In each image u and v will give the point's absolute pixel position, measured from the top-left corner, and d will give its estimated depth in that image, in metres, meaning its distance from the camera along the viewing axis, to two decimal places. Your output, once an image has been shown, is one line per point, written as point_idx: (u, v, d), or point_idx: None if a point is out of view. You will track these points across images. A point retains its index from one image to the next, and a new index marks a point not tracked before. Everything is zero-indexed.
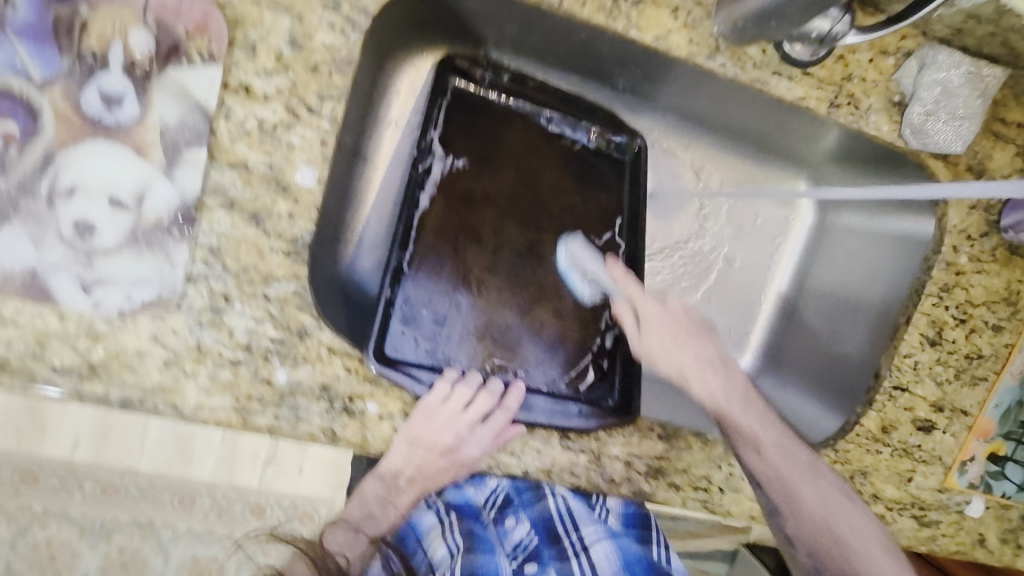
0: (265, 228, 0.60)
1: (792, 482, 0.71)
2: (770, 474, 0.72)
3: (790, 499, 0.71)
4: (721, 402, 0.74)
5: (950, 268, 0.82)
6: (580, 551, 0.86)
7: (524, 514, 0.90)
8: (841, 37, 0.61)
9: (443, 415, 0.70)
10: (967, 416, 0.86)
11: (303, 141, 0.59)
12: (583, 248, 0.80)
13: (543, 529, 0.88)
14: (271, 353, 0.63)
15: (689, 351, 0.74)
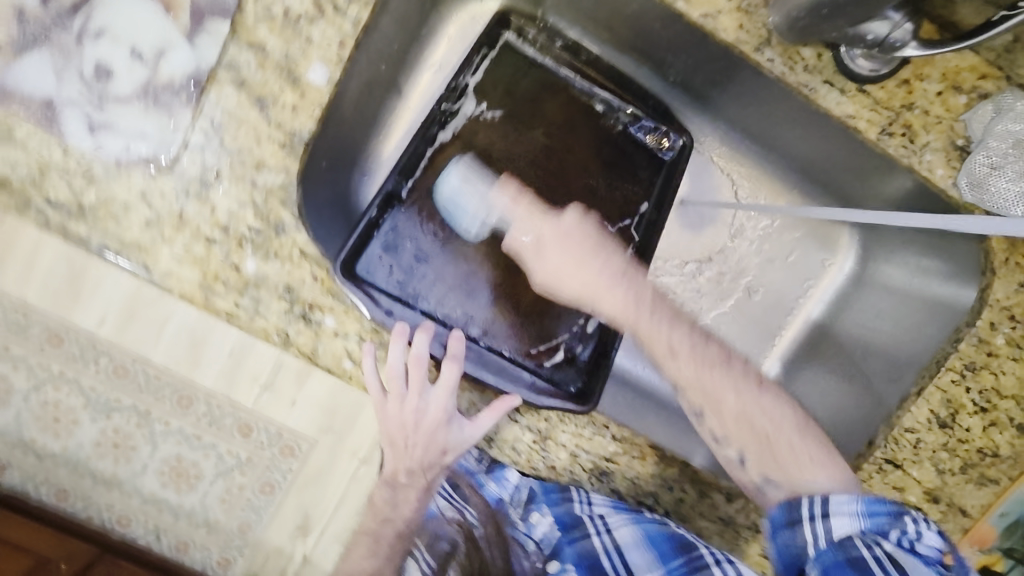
0: (268, 114, 0.61)
1: (746, 415, 0.65)
2: (730, 428, 0.65)
3: (707, 399, 0.65)
4: (631, 314, 0.64)
5: (982, 346, 0.73)
6: (604, 530, 0.82)
7: (548, 508, 0.85)
8: (898, 45, 0.57)
9: (393, 402, 0.67)
10: (964, 517, 0.77)
11: (323, 38, 0.59)
12: (471, 171, 0.75)
13: (565, 521, 0.84)
14: (246, 240, 0.64)
15: (594, 266, 0.65)
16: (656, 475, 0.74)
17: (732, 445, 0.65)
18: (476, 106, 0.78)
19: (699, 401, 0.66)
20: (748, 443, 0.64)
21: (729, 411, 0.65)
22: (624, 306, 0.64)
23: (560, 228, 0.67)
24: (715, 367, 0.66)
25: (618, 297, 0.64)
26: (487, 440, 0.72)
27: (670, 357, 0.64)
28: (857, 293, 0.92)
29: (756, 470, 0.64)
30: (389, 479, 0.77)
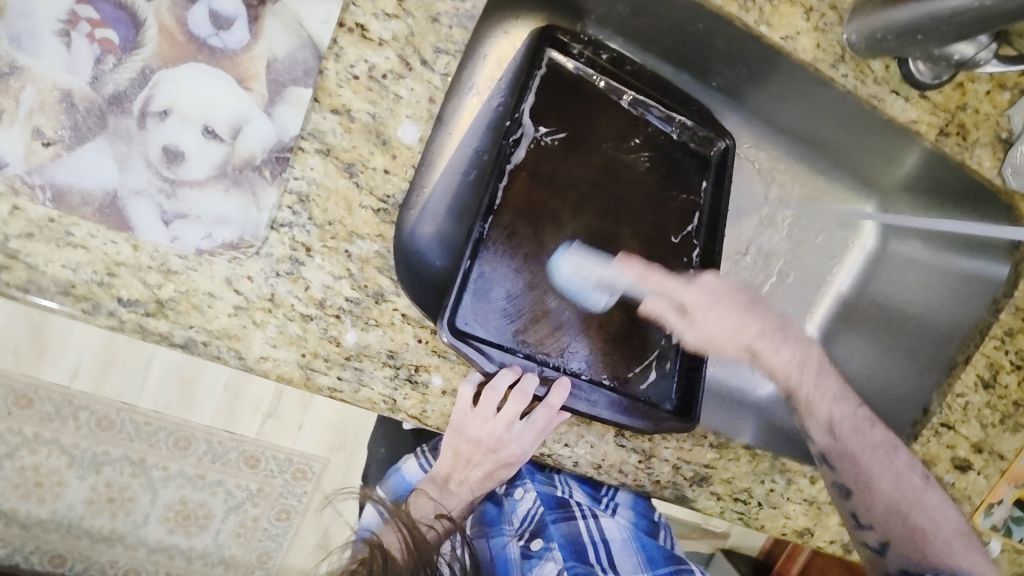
0: (358, 180, 0.57)
1: (902, 508, 0.72)
2: (874, 511, 0.73)
3: (861, 482, 0.73)
4: (793, 373, 0.76)
5: (1018, 313, 0.81)
6: (588, 516, 0.80)
7: (532, 485, 0.82)
8: (981, 63, 0.66)
9: (476, 420, 0.67)
10: (1002, 460, 0.84)
11: (411, 95, 0.57)
12: (589, 257, 0.76)
13: (551, 500, 0.81)
14: (344, 313, 0.60)
15: (730, 318, 0.74)
16: (749, 471, 0.78)
17: (877, 532, 0.73)
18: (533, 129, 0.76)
19: (879, 511, 0.73)
20: (896, 536, 0.72)
21: (881, 500, 0.73)
22: (826, 403, 0.76)
23: (703, 286, 0.74)
24: (903, 481, 0.72)
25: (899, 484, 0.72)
26: (596, 467, 0.73)
27: (871, 482, 0.73)
28: (879, 268, 0.99)
29: (898, 556, 0.72)
30: (439, 480, 0.78)
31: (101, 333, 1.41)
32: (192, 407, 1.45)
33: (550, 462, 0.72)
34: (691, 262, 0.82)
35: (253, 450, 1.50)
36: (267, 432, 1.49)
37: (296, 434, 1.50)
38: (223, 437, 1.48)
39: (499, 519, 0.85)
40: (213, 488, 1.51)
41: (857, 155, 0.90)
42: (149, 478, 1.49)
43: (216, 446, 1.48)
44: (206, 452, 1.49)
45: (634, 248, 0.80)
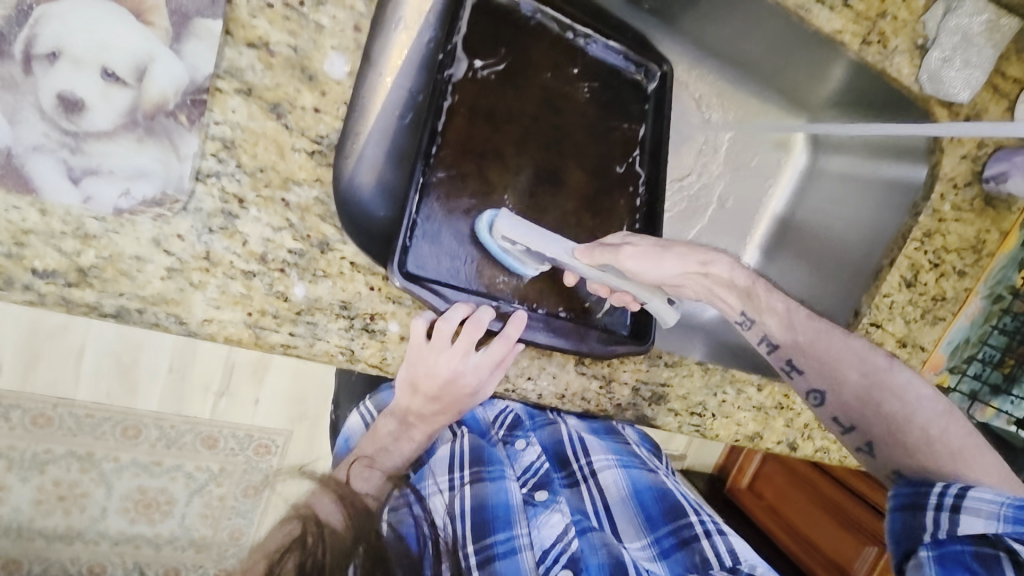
0: (287, 122, 0.54)
1: (873, 392, 0.65)
2: (853, 407, 0.66)
3: (829, 379, 0.67)
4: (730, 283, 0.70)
5: (935, 215, 0.88)
6: (589, 476, 0.83)
7: (533, 437, 0.85)
8: None
9: (430, 357, 0.64)
10: (924, 352, 0.95)
11: (334, 23, 0.53)
12: (512, 228, 0.66)
13: (552, 453, 0.85)
14: (289, 266, 0.57)
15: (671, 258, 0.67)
16: (703, 386, 0.83)
17: (861, 434, 0.67)
18: (469, 64, 0.74)
19: (855, 408, 0.66)
20: (877, 435, 0.65)
21: (852, 393, 0.66)
22: (812, 333, 0.68)
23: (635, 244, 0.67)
24: (876, 392, 0.65)
25: (874, 366, 0.66)
26: (559, 398, 0.74)
27: (838, 376, 0.67)
28: (811, 184, 1.03)
29: (888, 459, 0.64)
30: (400, 414, 0.74)
31: (17, 327, 1.30)
32: (136, 394, 1.39)
33: (515, 398, 0.73)
34: (637, 190, 0.84)
35: (209, 431, 1.46)
36: (221, 412, 1.46)
37: (253, 410, 1.47)
38: (175, 421, 1.43)
39: (500, 459, 0.80)
40: (172, 473, 1.47)
41: (783, 71, 0.93)
42: (101, 472, 1.43)
43: (169, 430, 1.43)
44: (159, 438, 1.44)
45: (580, 178, 0.80)
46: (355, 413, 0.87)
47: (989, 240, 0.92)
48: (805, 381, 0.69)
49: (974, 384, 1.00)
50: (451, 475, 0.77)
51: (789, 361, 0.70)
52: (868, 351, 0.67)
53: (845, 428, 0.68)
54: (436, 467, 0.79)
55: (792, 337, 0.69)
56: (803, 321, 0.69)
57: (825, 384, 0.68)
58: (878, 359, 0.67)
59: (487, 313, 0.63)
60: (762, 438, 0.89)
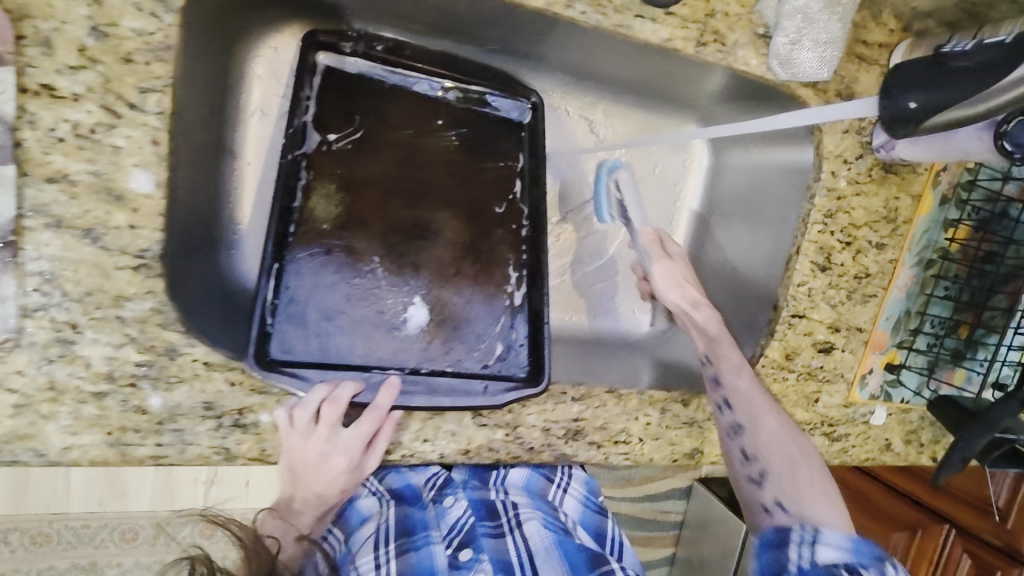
0: (104, 243, 0.55)
1: (741, 368, 0.75)
2: (744, 396, 0.74)
3: (711, 345, 0.77)
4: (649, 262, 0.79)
5: (831, 195, 0.85)
6: (515, 527, 0.77)
7: (462, 494, 0.82)
8: None
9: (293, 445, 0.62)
10: (862, 332, 0.92)
11: (130, 142, 0.54)
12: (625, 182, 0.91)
13: (482, 508, 0.81)
14: (139, 379, 0.58)
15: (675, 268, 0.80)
16: (620, 412, 0.80)
17: (721, 394, 0.75)
18: (323, 137, 0.76)
19: (730, 374, 0.75)
20: (739, 397, 0.74)
21: (729, 362, 0.76)
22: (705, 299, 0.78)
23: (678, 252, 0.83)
24: (765, 415, 0.73)
25: (777, 429, 0.72)
26: (465, 453, 0.73)
27: (734, 369, 0.75)
28: (718, 182, 0.99)
29: (721, 363, 0.76)
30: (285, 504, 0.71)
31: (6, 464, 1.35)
32: (128, 499, 1.39)
33: (417, 462, 0.72)
34: (521, 225, 0.83)
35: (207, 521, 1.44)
36: (216, 499, 1.42)
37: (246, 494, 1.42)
38: (171, 517, 1.42)
39: (426, 523, 0.76)
40: None
41: (665, 80, 0.90)
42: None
43: (166, 527, 1.43)
44: (159, 534, 1.45)
45: (458, 226, 0.81)
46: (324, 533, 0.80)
47: (902, 207, 0.89)
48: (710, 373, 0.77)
49: (930, 356, 0.92)
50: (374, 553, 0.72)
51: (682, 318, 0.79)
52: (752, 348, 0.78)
53: (726, 412, 0.74)
54: (362, 548, 0.74)
55: (705, 338, 0.78)
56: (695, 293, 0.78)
57: (709, 344, 0.77)
58: (769, 400, 0.74)
59: (347, 392, 0.63)
60: (704, 453, 0.86)
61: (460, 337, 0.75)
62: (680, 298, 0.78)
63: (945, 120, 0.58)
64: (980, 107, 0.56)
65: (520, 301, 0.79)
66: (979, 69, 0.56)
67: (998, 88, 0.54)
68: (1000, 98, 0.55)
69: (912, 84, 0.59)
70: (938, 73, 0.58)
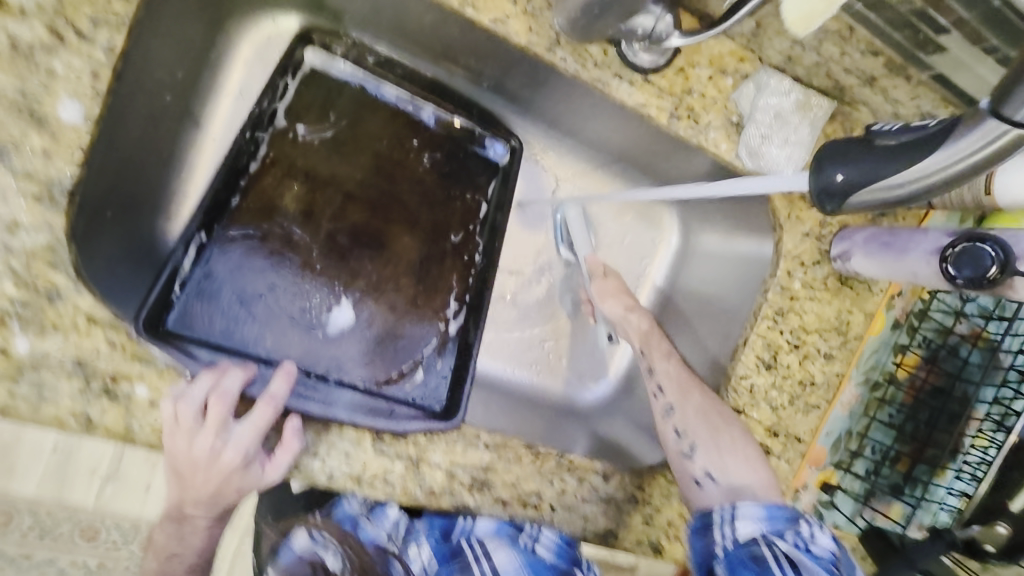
0: (10, 163, 0.51)
1: (706, 415, 0.77)
2: (690, 422, 0.77)
3: (679, 394, 0.79)
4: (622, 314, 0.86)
5: (785, 293, 0.84)
6: (481, 557, 0.80)
7: (425, 539, 0.85)
8: (664, 36, 0.63)
9: (180, 444, 0.56)
10: (801, 443, 0.88)
11: (69, 70, 0.51)
12: (577, 218, 0.91)
13: (443, 553, 0.83)
14: (8, 317, 0.53)
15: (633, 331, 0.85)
16: (535, 472, 0.75)
17: (687, 440, 0.77)
18: (291, 125, 0.75)
19: (694, 420, 0.77)
20: (700, 439, 0.76)
21: (693, 407, 0.78)
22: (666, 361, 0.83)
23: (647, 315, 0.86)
24: (713, 420, 0.77)
25: (764, 474, 0.75)
26: (355, 481, 0.66)
27: (682, 395, 0.79)
28: (684, 265, 1.00)
29: (682, 419, 0.77)
30: (173, 513, 0.61)
31: None
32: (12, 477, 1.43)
33: (301, 479, 0.65)
34: (473, 260, 0.81)
35: (89, 521, 1.48)
36: (106, 499, 1.45)
37: (141, 498, 1.49)
38: (51, 507, 1.43)
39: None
40: (43, 565, 1.53)
41: (642, 156, 0.88)
42: None
43: (42, 519, 1.46)
44: (34, 527, 1.48)
45: (410, 242, 0.78)
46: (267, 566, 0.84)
47: (855, 321, 0.88)
48: (663, 399, 0.80)
49: (868, 484, 0.91)
50: None
51: (658, 384, 0.81)
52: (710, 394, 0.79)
53: (677, 439, 0.77)
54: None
55: (665, 367, 0.82)
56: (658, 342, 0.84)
57: (671, 397, 0.79)
58: (724, 419, 0.77)
59: (235, 379, 0.58)
60: (618, 538, 0.79)
61: (386, 353, 0.73)
62: (615, 307, 0.86)
63: (871, 201, 0.47)
64: (908, 187, 0.44)
65: (455, 330, 0.76)
66: (906, 144, 0.44)
67: (957, 155, 0.41)
68: (933, 174, 0.42)
69: (835, 154, 0.48)
70: (863, 147, 0.47)
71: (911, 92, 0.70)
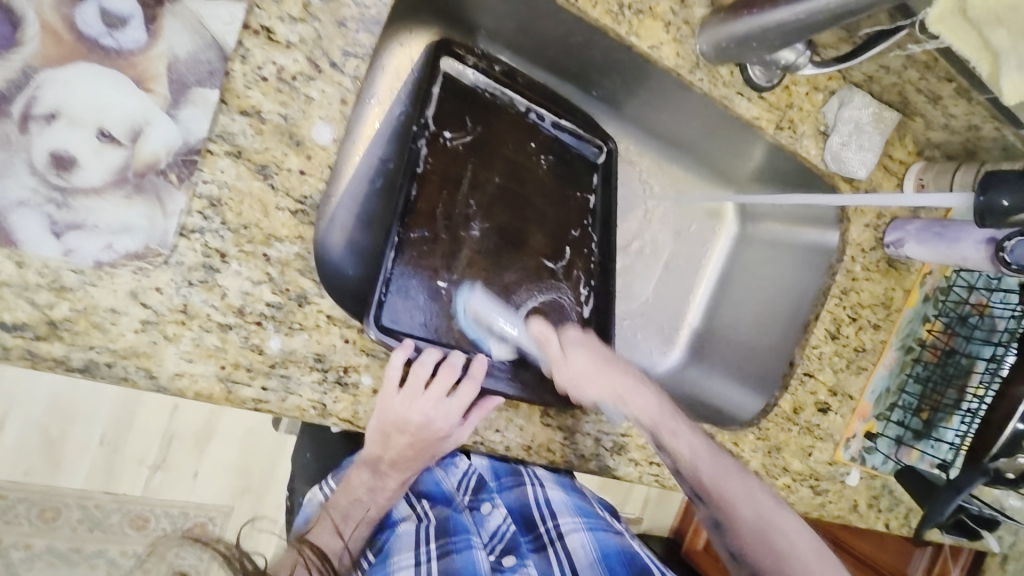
0: (272, 182, 0.57)
1: (726, 493, 0.70)
2: (727, 509, 0.69)
3: (726, 508, 0.69)
4: (653, 420, 0.74)
5: (847, 274, 1.00)
6: (557, 539, 0.79)
7: (499, 499, 0.83)
8: (799, 68, 0.78)
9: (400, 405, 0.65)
10: (852, 400, 1.04)
11: (323, 97, 0.58)
12: (484, 302, 0.76)
13: (519, 516, 0.82)
14: (265, 319, 0.59)
15: (635, 401, 0.74)
16: None
17: (734, 544, 0.68)
18: (438, 132, 0.79)
19: (721, 501, 0.70)
20: (742, 532, 0.68)
21: (733, 517, 0.69)
22: (691, 449, 0.72)
23: (589, 350, 0.75)
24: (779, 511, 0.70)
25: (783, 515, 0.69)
26: (527, 450, 0.76)
27: (689, 456, 0.72)
28: (741, 250, 1.14)
29: (719, 518, 0.69)
30: (371, 462, 0.73)
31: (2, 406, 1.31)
32: (60, 472, 1.36)
33: (483, 451, 0.75)
34: (591, 254, 0.89)
35: (139, 511, 1.43)
36: (157, 486, 1.43)
37: (192, 485, 1.45)
38: (102, 499, 1.40)
39: (467, 527, 0.77)
40: (93, 560, 1.41)
41: (720, 153, 1.01)
42: (7, 563, 1.37)
43: (93, 510, 1.39)
44: (81, 521, 1.39)
45: (541, 240, 0.86)
46: (314, 486, 0.82)
47: (895, 297, 1.05)
48: (705, 509, 0.70)
49: (900, 429, 1.07)
50: (418, 551, 0.73)
51: (694, 490, 0.72)
52: (715, 455, 0.73)
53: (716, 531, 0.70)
54: (401, 544, 0.75)
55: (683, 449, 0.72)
56: (648, 397, 0.75)
57: (711, 510, 0.70)
58: (729, 477, 0.71)
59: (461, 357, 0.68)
60: None
61: None
62: (603, 389, 0.74)
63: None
64: None
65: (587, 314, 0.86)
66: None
67: None
68: None
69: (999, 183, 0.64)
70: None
71: (967, 109, 0.83)
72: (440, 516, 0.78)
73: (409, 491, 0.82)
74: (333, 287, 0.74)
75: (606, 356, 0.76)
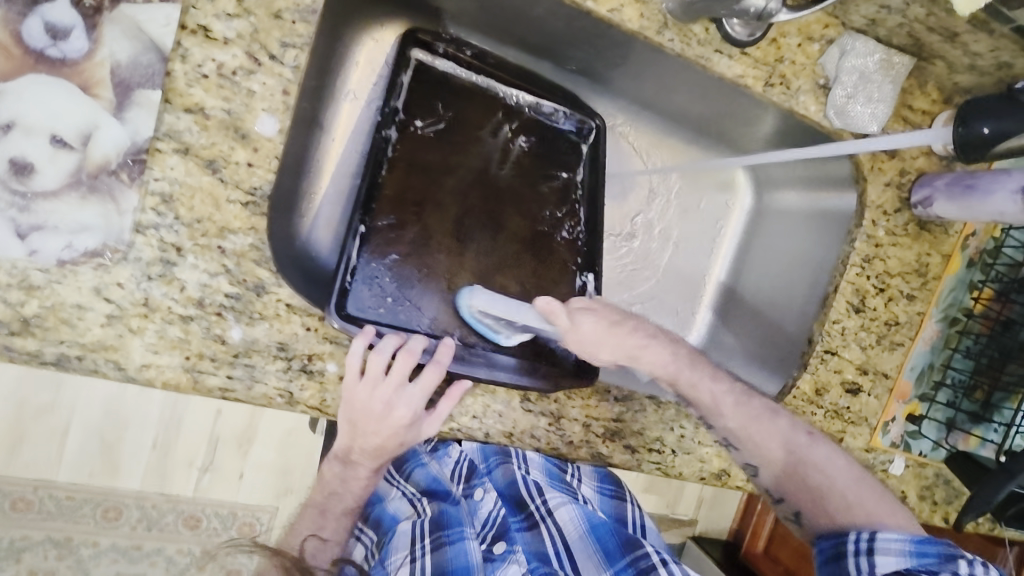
0: (222, 176, 0.59)
1: (795, 470, 0.74)
2: (785, 487, 0.76)
3: (758, 455, 0.76)
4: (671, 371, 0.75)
5: (870, 240, 0.91)
6: (546, 516, 0.83)
7: (490, 484, 0.86)
8: (773, 13, 0.70)
9: (361, 393, 0.64)
10: (887, 379, 0.95)
11: (264, 89, 0.59)
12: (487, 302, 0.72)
13: (509, 500, 0.86)
14: (226, 310, 0.60)
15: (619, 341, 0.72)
16: (658, 421, 0.82)
17: (790, 504, 0.75)
18: (410, 121, 0.79)
19: (784, 485, 0.76)
20: (803, 506, 0.74)
21: (779, 465, 0.75)
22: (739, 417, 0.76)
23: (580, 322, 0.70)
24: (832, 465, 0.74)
25: (848, 471, 0.74)
26: (508, 436, 0.74)
27: (716, 407, 0.76)
28: (757, 223, 1.06)
29: (773, 485, 0.76)
30: (340, 454, 0.73)
31: (66, 416, 1.42)
32: (119, 474, 1.47)
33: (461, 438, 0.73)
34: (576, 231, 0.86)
35: (191, 510, 1.51)
36: (204, 487, 1.51)
37: (238, 486, 1.52)
38: (157, 500, 1.49)
39: (460, 518, 0.80)
40: (153, 557, 1.51)
41: (719, 120, 0.95)
42: (78, 558, 1.47)
43: (150, 510, 1.49)
44: (140, 519, 1.49)
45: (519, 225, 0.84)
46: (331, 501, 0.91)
47: (932, 263, 0.94)
48: (739, 455, 0.78)
49: (950, 411, 0.94)
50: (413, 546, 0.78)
51: (726, 439, 0.78)
52: (793, 429, 0.76)
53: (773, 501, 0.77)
54: (399, 543, 0.80)
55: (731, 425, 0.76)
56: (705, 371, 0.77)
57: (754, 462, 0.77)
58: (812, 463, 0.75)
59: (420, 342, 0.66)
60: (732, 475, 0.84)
61: None
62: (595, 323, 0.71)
63: None
64: None
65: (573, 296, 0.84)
66: None
67: None
68: None
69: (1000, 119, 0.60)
70: None
71: (990, 44, 0.75)
72: (436, 509, 0.82)
73: (409, 492, 0.86)
74: (309, 282, 0.75)
75: (618, 316, 0.73)
